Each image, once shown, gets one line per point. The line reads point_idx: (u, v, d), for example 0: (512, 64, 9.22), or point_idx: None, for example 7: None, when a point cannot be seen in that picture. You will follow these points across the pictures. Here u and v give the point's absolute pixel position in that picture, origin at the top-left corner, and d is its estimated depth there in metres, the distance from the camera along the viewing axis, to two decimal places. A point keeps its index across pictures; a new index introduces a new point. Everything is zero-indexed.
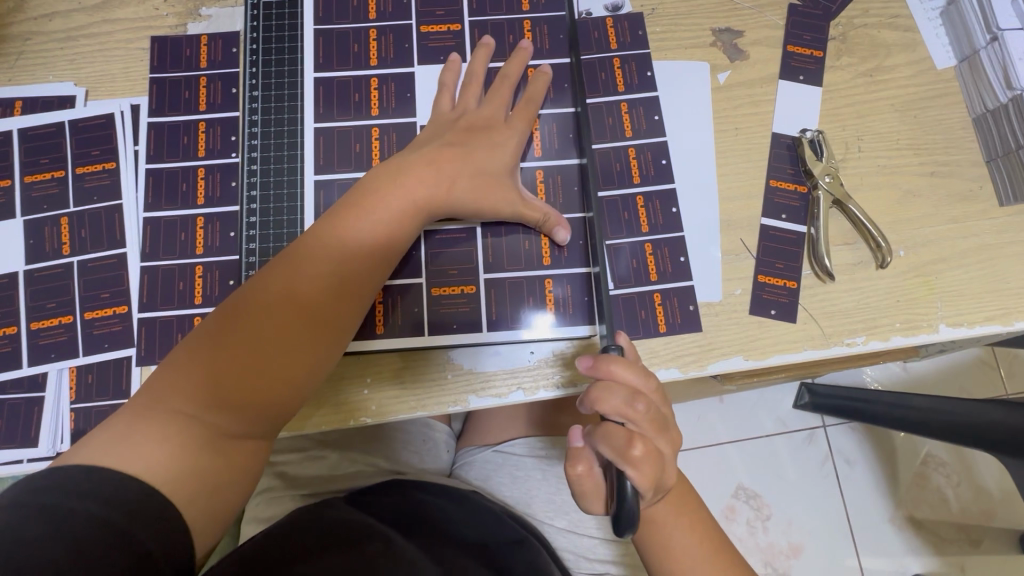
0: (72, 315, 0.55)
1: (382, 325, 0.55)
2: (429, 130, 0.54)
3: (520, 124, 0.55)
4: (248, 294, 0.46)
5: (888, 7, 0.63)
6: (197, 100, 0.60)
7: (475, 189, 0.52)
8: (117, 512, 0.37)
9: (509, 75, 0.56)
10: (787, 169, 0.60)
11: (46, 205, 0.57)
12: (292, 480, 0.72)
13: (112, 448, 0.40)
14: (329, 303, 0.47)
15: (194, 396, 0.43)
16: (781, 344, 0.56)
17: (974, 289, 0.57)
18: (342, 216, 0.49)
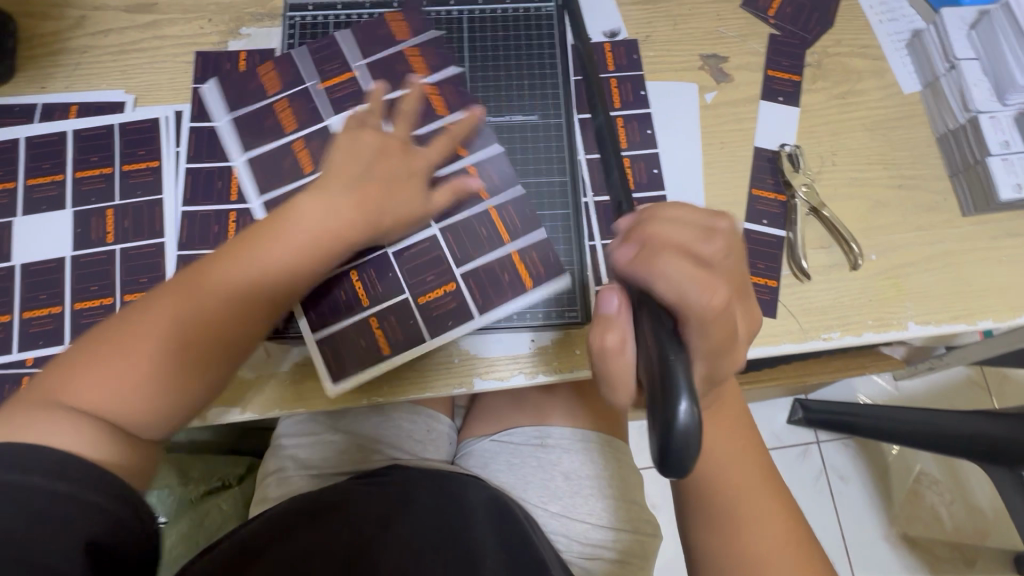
0: (112, 297, 0.60)
1: (366, 300, 0.57)
2: (348, 139, 0.55)
3: (435, 157, 0.57)
4: (170, 299, 0.47)
5: (858, 38, 0.70)
6: (235, 111, 0.64)
7: (398, 198, 0.54)
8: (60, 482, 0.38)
9: (406, 111, 0.58)
10: (768, 179, 0.66)
11: (93, 197, 0.63)
12: (303, 462, 0.76)
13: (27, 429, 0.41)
14: (251, 298, 0.49)
15: (84, 393, 0.43)
16: (763, 337, 0.61)
17: (941, 291, 0.62)
18: (271, 221, 0.50)
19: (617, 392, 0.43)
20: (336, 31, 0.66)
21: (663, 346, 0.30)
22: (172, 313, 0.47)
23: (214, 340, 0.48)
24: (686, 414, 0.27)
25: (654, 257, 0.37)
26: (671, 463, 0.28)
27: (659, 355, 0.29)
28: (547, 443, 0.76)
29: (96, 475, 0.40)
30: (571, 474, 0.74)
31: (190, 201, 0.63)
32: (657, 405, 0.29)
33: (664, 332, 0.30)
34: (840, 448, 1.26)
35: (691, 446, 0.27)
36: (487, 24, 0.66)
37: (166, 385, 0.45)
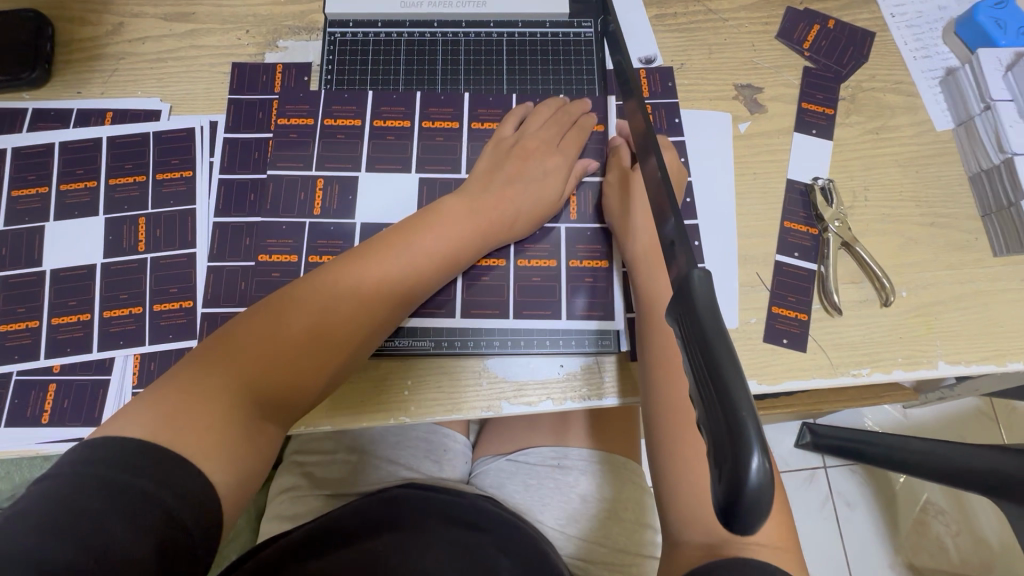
0: (142, 306, 0.60)
1: (502, 259, 0.61)
2: (488, 158, 0.61)
3: (568, 150, 0.62)
4: (298, 291, 0.50)
5: (892, 74, 0.70)
6: (311, 203, 0.62)
7: (521, 205, 0.59)
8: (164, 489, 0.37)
9: (568, 110, 0.63)
10: (799, 213, 0.66)
11: (126, 205, 0.63)
12: (318, 480, 0.76)
13: (160, 427, 0.41)
14: (383, 301, 0.52)
15: (232, 380, 0.45)
16: (792, 370, 0.61)
17: (969, 330, 0.62)
18: (408, 230, 0.54)
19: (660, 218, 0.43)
20: (377, 52, 0.66)
21: (724, 382, 0.29)
22: (304, 299, 0.49)
23: (342, 334, 0.49)
24: (757, 470, 0.26)
25: (708, 279, 0.33)
26: (736, 518, 0.27)
27: (727, 404, 0.28)
28: (564, 465, 0.75)
29: (181, 481, 0.39)
30: (587, 498, 0.73)
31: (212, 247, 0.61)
32: (722, 454, 0.28)
33: (727, 371, 0.29)
34: (847, 474, 1.26)
35: (762, 502, 0.27)
36: (527, 47, 0.66)
37: (290, 374, 0.47)
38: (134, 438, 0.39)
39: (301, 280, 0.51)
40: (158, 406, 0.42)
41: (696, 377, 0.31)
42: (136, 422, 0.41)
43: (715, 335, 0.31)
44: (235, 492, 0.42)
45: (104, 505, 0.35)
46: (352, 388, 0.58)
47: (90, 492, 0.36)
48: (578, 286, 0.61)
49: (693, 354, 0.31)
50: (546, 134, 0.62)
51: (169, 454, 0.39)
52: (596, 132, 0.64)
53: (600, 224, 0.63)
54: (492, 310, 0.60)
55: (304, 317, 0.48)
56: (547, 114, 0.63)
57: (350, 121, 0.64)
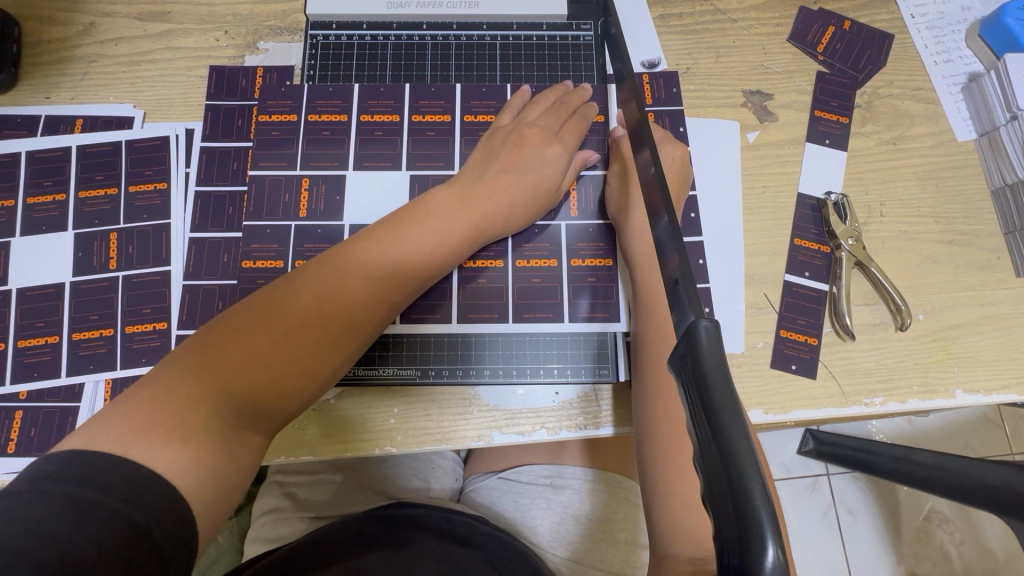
0: (113, 328, 0.57)
1: (499, 261, 0.56)
2: (483, 148, 0.55)
3: (570, 138, 0.56)
4: (276, 292, 0.45)
5: (912, 80, 0.66)
6: (297, 204, 0.57)
7: (521, 196, 0.53)
8: (137, 510, 0.34)
9: (567, 101, 0.58)
10: (811, 229, 0.62)
11: (97, 220, 0.60)
12: (304, 502, 0.73)
13: (127, 440, 0.36)
14: (369, 303, 0.46)
15: (201, 397, 0.40)
16: (801, 399, 0.57)
17: (989, 356, 0.58)
18: (396, 225, 0.49)
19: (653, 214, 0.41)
20: (362, 55, 0.61)
21: (734, 458, 0.25)
22: (284, 298, 0.44)
23: (326, 337, 0.44)
24: (773, 567, 0.23)
25: (717, 332, 0.30)
26: None
27: (738, 483, 0.25)
28: (558, 484, 0.71)
29: (155, 501, 0.35)
30: (582, 518, 0.69)
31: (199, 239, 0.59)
32: (730, 543, 0.24)
33: (735, 443, 0.26)
34: (851, 483, 1.23)
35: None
36: (522, 50, 0.62)
37: (268, 382, 0.42)
38: (103, 453, 0.35)
39: (276, 283, 0.46)
40: (126, 417, 0.38)
41: (702, 451, 0.27)
42: (105, 436, 0.36)
43: (722, 401, 0.27)
44: (213, 513, 0.38)
45: (69, 527, 0.32)
46: (332, 416, 0.55)
47: (55, 510, 0.32)
48: (582, 286, 0.57)
49: (698, 419, 0.28)
50: (545, 122, 0.56)
51: (144, 469, 0.35)
52: (597, 123, 0.59)
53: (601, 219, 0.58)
54: (487, 315, 0.56)
55: (284, 318, 0.43)
56: (545, 103, 0.58)
57: (335, 116, 0.59)
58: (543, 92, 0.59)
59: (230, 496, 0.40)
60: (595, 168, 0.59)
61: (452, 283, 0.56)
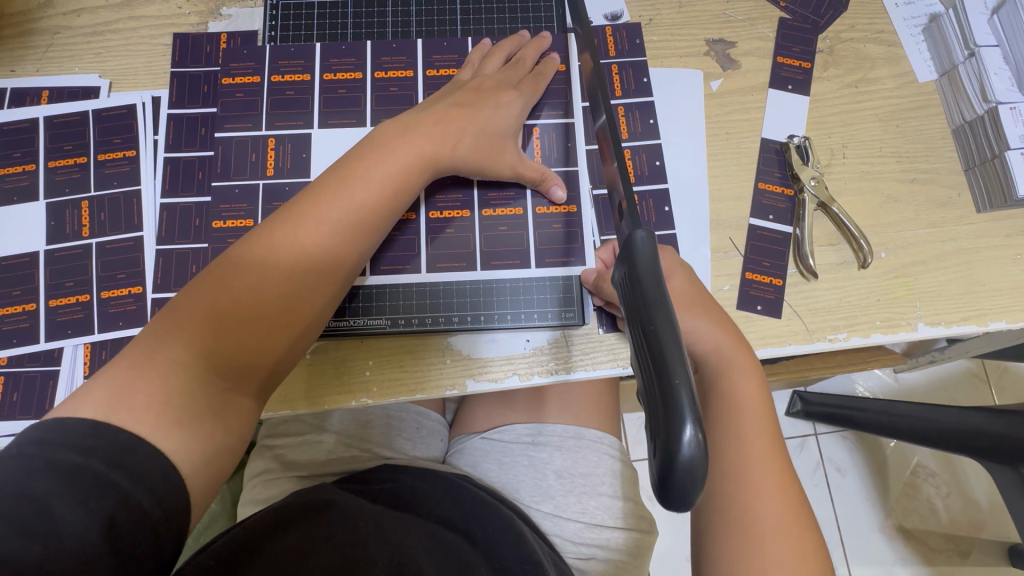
0: (89, 293, 0.58)
1: (466, 211, 0.57)
2: (438, 95, 0.55)
3: (526, 91, 0.57)
4: (237, 258, 0.44)
5: (873, 22, 0.66)
6: (264, 163, 0.58)
7: (475, 149, 0.53)
8: (120, 471, 0.35)
9: (524, 56, 0.58)
10: (774, 172, 0.63)
11: (68, 189, 0.60)
12: (290, 463, 0.71)
13: (110, 406, 0.38)
14: (334, 246, 0.46)
15: (181, 359, 0.40)
16: (766, 337, 0.58)
17: (949, 289, 0.60)
18: (352, 166, 0.48)
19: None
20: (323, 15, 0.61)
21: (662, 355, 0.27)
22: (249, 265, 0.44)
23: (299, 296, 0.45)
24: (689, 442, 0.24)
25: (651, 241, 0.32)
26: (674, 494, 0.25)
27: (662, 376, 0.26)
28: (542, 441, 0.69)
29: (138, 459, 0.36)
30: (565, 473, 0.68)
31: (164, 206, 0.59)
32: (658, 431, 0.26)
33: (663, 338, 0.27)
34: (839, 441, 1.25)
35: (696, 477, 0.25)
36: (484, 4, 0.62)
37: (246, 335, 0.43)
38: (83, 420, 0.36)
39: (239, 240, 0.46)
40: (107, 384, 0.39)
41: (639, 355, 0.29)
42: (86, 405, 0.38)
43: (656, 305, 0.29)
44: (203, 473, 0.39)
45: (55, 489, 0.33)
46: (308, 368, 0.56)
47: (37, 475, 0.34)
48: (547, 234, 0.57)
49: (634, 329, 0.30)
50: (502, 76, 0.57)
51: (127, 436, 0.37)
52: (558, 73, 0.60)
53: (568, 166, 0.59)
54: (456, 263, 0.57)
55: (251, 271, 0.44)
56: (502, 58, 0.58)
57: (298, 76, 0.59)
58: (501, 46, 0.59)
59: (223, 460, 0.41)
60: (559, 118, 0.59)
61: (421, 233, 0.57)
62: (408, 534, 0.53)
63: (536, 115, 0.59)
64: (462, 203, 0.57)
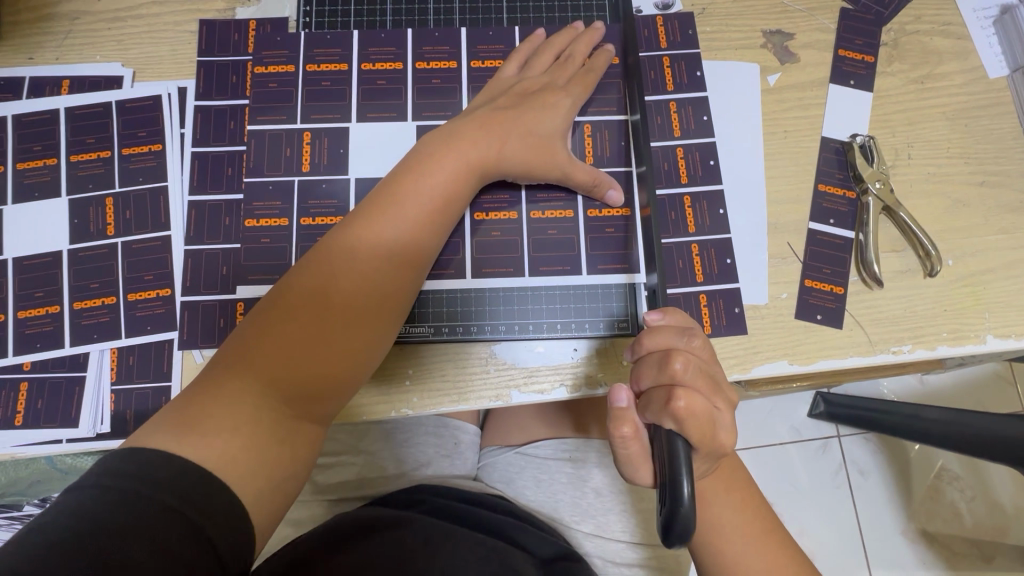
0: (115, 296, 0.55)
1: (513, 212, 0.54)
2: (483, 98, 0.52)
3: (577, 89, 0.53)
4: (290, 285, 0.44)
5: (940, 14, 0.63)
6: (298, 159, 0.54)
7: (528, 152, 0.50)
8: (183, 503, 0.35)
9: (575, 53, 0.54)
10: (835, 174, 0.59)
11: (91, 185, 0.57)
12: (323, 485, 0.69)
13: (178, 435, 0.39)
14: (386, 268, 0.45)
15: (247, 390, 0.41)
16: (826, 349, 0.55)
17: (1020, 299, 0.56)
18: (397, 183, 0.46)
19: (639, 469, 0.45)
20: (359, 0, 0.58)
21: (675, 447, 0.39)
22: (303, 294, 0.44)
23: (354, 318, 0.44)
24: (688, 495, 0.37)
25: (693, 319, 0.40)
26: (676, 537, 0.37)
27: (673, 456, 0.39)
28: (579, 457, 0.66)
29: (201, 490, 0.37)
30: (604, 490, 0.66)
31: (193, 203, 0.56)
32: (666, 490, 0.38)
33: (675, 437, 0.40)
34: (862, 444, 1.18)
35: (690, 525, 0.36)
36: None
37: (307, 364, 0.42)
38: (151, 451, 0.37)
39: (292, 267, 0.46)
40: (176, 415, 0.40)
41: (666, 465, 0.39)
42: (157, 436, 0.39)
43: (682, 456, 0.39)
44: (266, 501, 0.40)
45: (120, 521, 0.34)
46: None
47: (105, 504, 0.34)
48: (597, 238, 0.54)
49: (669, 454, 0.39)
50: (550, 76, 0.53)
51: (194, 468, 0.37)
52: (613, 66, 0.57)
53: (624, 166, 0.55)
54: (503, 269, 0.54)
55: (306, 298, 0.43)
56: (551, 55, 0.54)
57: (334, 66, 0.56)
58: (552, 41, 0.55)
59: (286, 483, 0.42)
60: (613, 115, 0.56)
61: (465, 235, 0.54)
62: (453, 557, 0.51)
63: (585, 111, 0.56)
64: (509, 203, 0.54)
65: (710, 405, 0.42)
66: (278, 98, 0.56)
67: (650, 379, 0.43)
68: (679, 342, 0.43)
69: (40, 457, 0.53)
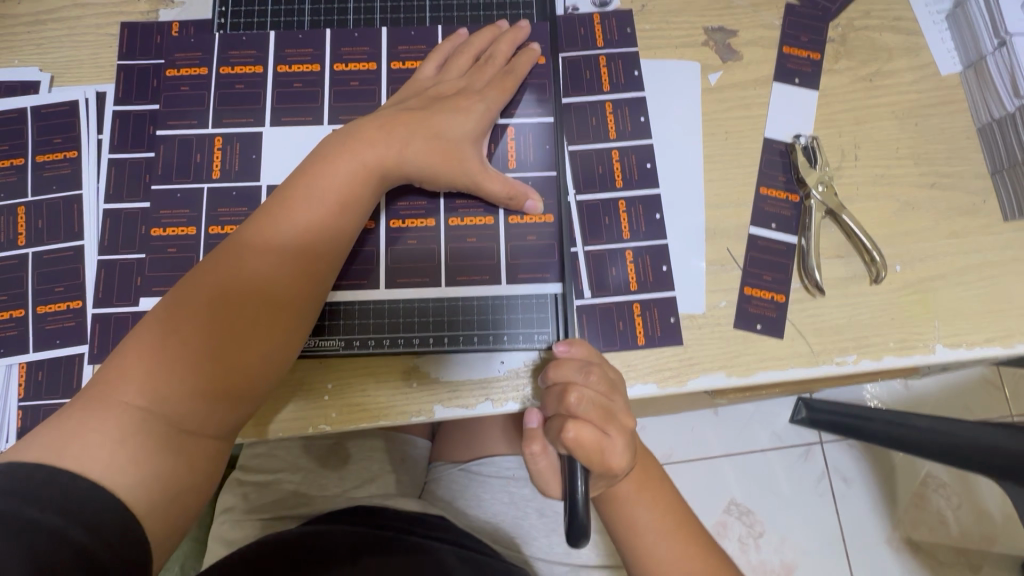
0: (24, 309, 0.53)
1: (431, 219, 0.52)
2: (395, 100, 0.50)
3: (495, 92, 0.51)
4: (179, 295, 0.43)
5: (890, 9, 0.60)
6: (210, 165, 0.52)
7: (436, 155, 0.48)
8: (64, 517, 0.35)
9: (495, 54, 0.52)
10: (778, 176, 0.57)
11: (3, 193, 0.55)
12: (255, 502, 0.66)
13: (61, 450, 0.37)
14: (280, 277, 0.44)
15: (127, 403, 0.39)
16: (766, 360, 0.53)
17: (972, 307, 0.54)
18: (293, 188, 0.45)
19: (549, 487, 0.45)
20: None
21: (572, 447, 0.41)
22: (190, 304, 0.42)
23: (244, 330, 0.42)
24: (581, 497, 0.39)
25: None
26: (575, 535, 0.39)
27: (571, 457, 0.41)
28: (523, 476, 0.66)
29: (83, 503, 0.36)
30: (546, 510, 0.65)
31: (106, 210, 0.54)
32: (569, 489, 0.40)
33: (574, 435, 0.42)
34: (843, 449, 1.12)
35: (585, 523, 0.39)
36: None
37: (188, 377, 0.41)
38: (31, 467, 0.36)
39: (186, 275, 0.44)
40: (59, 428, 0.39)
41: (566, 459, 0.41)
42: (39, 450, 0.37)
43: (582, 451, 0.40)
44: (161, 509, 0.39)
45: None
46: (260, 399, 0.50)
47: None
48: (518, 245, 0.52)
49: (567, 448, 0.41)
50: (467, 79, 0.51)
51: (81, 481, 0.37)
52: (539, 66, 0.55)
53: (547, 170, 0.53)
54: (420, 278, 0.51)
55: (193, 308, 0.42)
56: (471, 55, 0.52)
57: (250, 68, 0.54)
58: (472, 40, 0.53)
59: (188, 495, 0.41)
60: (540, 117, 0.54)
61: (379, 244, 0.52)
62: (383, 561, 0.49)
63: (510, 113, 0.54)
64: (427, 210, 0.52)
65: (609, 437, 0.41)
66: (191, 102, 0.53)
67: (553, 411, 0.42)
68: (577, 376, 0.42)
69: None
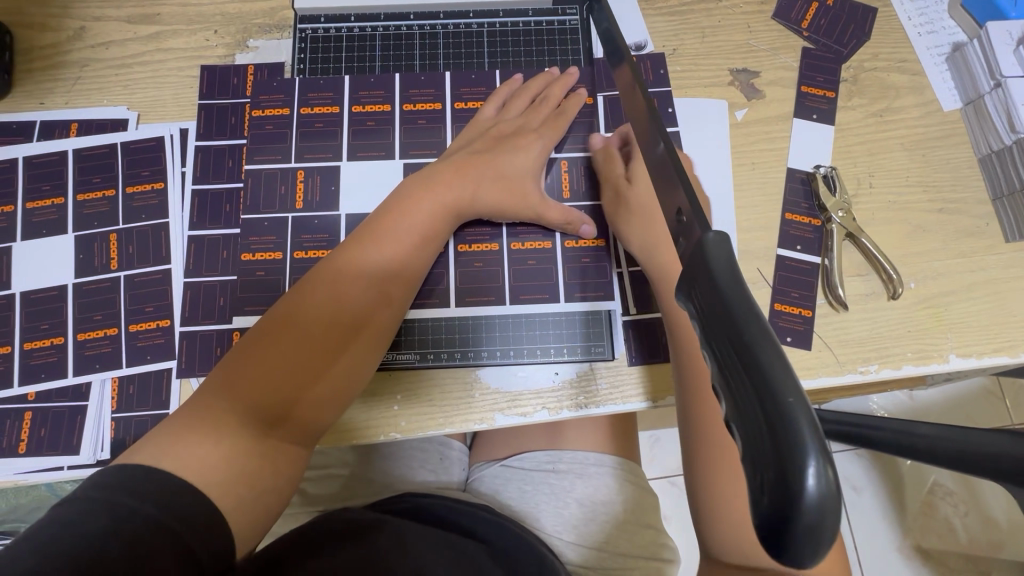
0: (117, 327, 0.58)
1: (495, 244, 0.57)
2: (461, 140, 0.56)
3: (549, 131, 0.57)
4: (278, 316, 0.47)
5: (896, 52, 0.67)
6: (293, 196, 0.58)
7: (500, 192, 0.54)
8: (163, 510, 0.37)
9: (548, 96, 0.58)
10: (801, 203, 0.63)
11: (96, 221, 0.60)
12: (312, 496, 0.71)
13: (165, 449, 0.41)
14: (369, 301, 0.49)
15: (231, 413, 0.43)
16: (796, 370, 0.58)
17: (981, 320, 0.59)
18: (380, 220, 0.51)
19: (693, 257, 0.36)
20: (351, 47, 0.62)
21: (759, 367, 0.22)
22: (289, 324, 0.47)
23: (337, 349, 0.47)
24: (817, 482, 0.20)
25: (726, 243, 0.27)
26: (786, 546, 0.21)
27: (758, 377, 0.22)
28: (562, 468, 0.69)
29: (179, 499, 0.38)
30: (585, 502, 0.67)
31: (191, 237, 0.59)
32: (760, 462, 0.21)
33: (760, 355, 0.22)
34: (853, 458, 1.17)
35: (827, 518, 0.20)
36: (510, 37, 0.62)
37: (289, 391, 0.45)
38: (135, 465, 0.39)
39: (282, 298, 0.49)
40: (166, 431, 0.42)
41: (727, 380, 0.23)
42: (147, 450, 0.41)
43: (766, 354, 0.22)
44: (247, 507, 0.41)
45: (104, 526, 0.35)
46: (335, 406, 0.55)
47: (91, 514, 0.35)
48: (574, 266, 0.57)
49: (723, 364, 0.24)
50: (525, 120, 0.57)
51: (177, 479, 0.39)
52: (586, 106, 0.60)
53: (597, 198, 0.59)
54: (484, 298, 0.57)
55: (293, 328, 0.46)
56: (527, 99, 0.58)
57: (327, 108, 0.60)
58: (527, 85, 0.59)
59: (268, 498, 0.43)
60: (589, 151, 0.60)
61: (448, 265, 0.57)
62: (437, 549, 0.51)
63: (560, 148, 0.59)
64: (493, 234, 0.58)
65: None
66: (273, 139, 0.59)
67: (666, 218, 0.34)
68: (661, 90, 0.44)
69: (39, 483, 0.55)
